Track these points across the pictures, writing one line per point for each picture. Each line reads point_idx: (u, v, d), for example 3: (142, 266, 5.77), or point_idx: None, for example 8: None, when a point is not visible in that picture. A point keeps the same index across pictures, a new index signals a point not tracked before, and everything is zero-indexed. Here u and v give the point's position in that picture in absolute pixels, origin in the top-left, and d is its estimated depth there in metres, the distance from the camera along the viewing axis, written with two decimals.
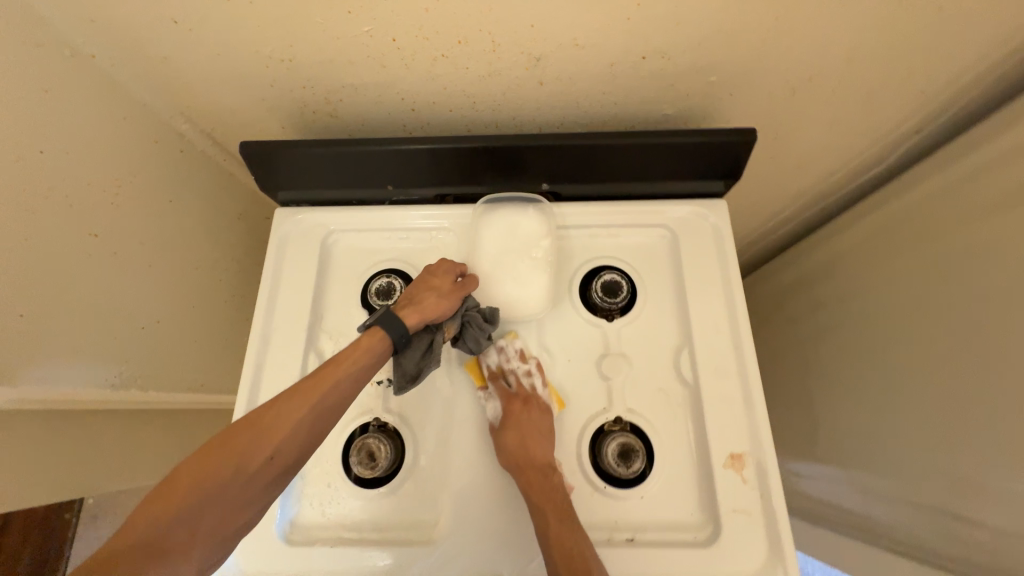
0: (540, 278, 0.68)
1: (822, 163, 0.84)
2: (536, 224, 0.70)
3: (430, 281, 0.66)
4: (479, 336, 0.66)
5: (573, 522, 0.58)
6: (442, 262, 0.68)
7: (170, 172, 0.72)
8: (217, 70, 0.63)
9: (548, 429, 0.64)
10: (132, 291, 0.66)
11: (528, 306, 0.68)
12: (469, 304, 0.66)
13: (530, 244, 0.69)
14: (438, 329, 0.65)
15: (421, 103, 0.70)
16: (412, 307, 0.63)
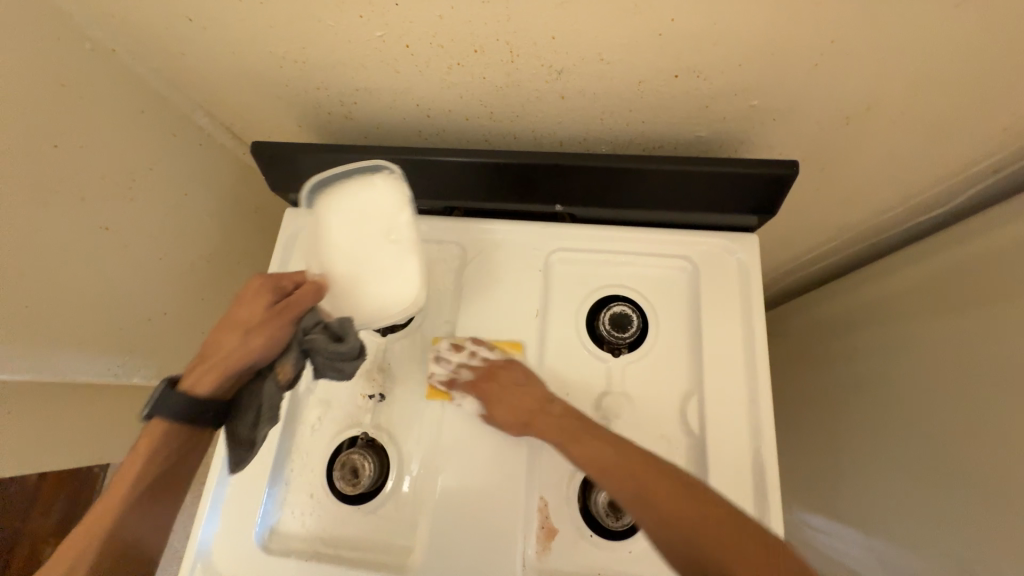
0: (402, 261, 0.57)
1: (874, 198, 0.76)
2: (393, 194, 0.58)
3: (239, 319, 0.57)
4: (331, 361, 0.57)
5: (597, 374, 0.60)
6: (254, 285, 0.58)
7: (186, 165, 0.73)
8: (233, 67, 0.63)
9: (555, 304, 0.66)
10: (141, 281, 0.68)
11: (395, 298, 0.57)
12: (304, 326, 0.57)
13: (389, 223, 0.57)
14: (272, 369, 0.57)
15: (436, 110, 0.67)
16: (216, 363, 0.55)
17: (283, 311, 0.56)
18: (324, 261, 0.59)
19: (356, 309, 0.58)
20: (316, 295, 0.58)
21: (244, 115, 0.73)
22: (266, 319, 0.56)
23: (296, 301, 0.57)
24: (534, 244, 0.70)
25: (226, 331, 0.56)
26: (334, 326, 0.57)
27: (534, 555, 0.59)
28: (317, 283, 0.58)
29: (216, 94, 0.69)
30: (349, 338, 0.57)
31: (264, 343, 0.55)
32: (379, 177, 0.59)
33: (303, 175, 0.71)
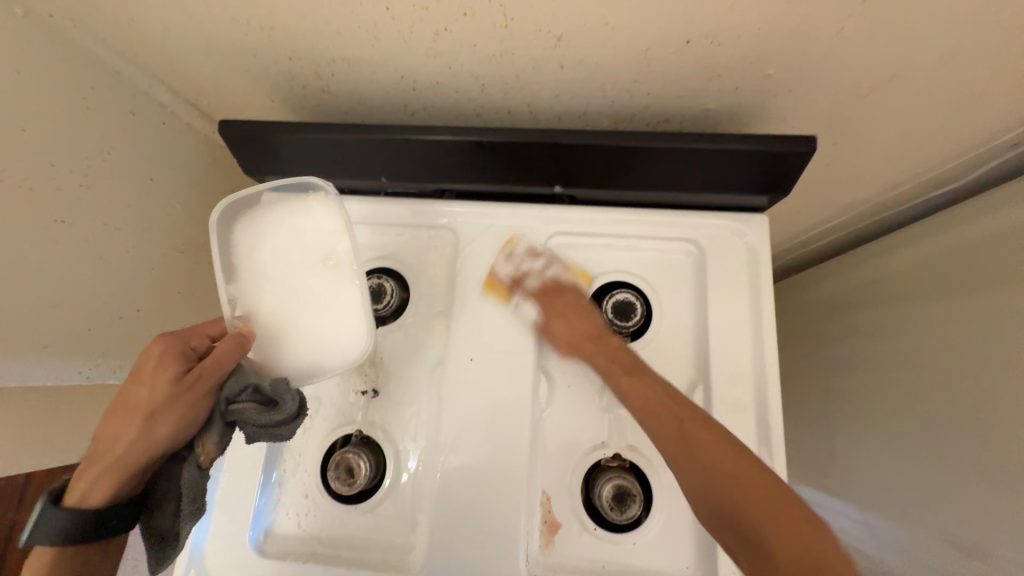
0: (346, 292, 0.58)
1: (885, 173, 0.72)
2: (331, 216, 0.59)
3: (137, 401, 0.48)
4: (261, 430, 0.52)
5: (642, 371, 0.58)
6: (150, 358, 0.50)
7: (149, 147, 0.66)
8: (190, 35, 0.56)
9: (584, 303, 0.63)
10: (108, 276, 0.63)
11: (341, 337, 0.58)
12: (226, 395, 0.51)
13: (329, 250, 0.59)
14: (193, 450, 0.51)
15: (423, 82, 0.61)
16: (118, 459, 0.47)
17: (195, 383, 0.49)
18: (254, 297, 0.58)
19: (292, 348, 0.58)
20: (237, 352, 0.52)
21: (210, 90, 0.66)
22: (175, 397, 0.49)
23: (210, 367, 0.50)
24: (531, 229, 0.66)
25: (122, 417, 0.48)
26: (266, 389, 0.52)
27: (537, 549, 0.58)
28: (239, 337, 0.53)
29: (176, 66, 0.62)
30: (283, 401, 0.52)
31: (177, 424, 0.49)
32: (315, 200, 0.59)
33: (280, 156, 0.65)
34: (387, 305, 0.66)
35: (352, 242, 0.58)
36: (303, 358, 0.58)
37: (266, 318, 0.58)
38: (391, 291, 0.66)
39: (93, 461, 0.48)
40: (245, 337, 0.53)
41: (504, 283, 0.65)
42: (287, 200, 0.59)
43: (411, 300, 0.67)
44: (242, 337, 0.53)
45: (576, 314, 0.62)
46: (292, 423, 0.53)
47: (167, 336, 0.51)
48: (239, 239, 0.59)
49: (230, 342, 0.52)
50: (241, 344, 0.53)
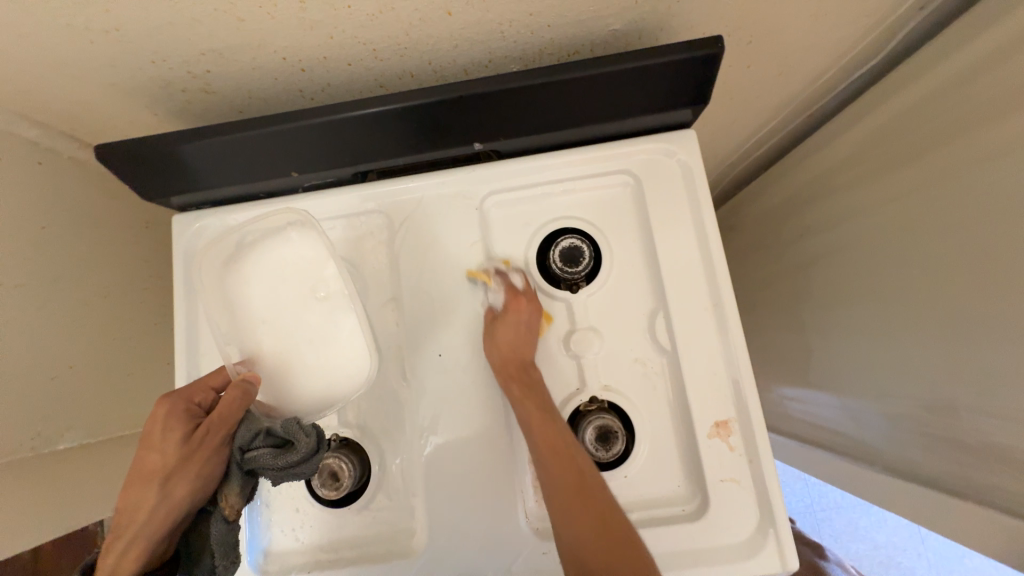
0: (344, 318, 0.58)
1: (805, 65, 0.72)
2: (311, 245, 0.58)
3: (153, 466, 0.50)
4: (281, 472, 0.51)
5: (555, 416, 0.56)
6: (157, 421, 0.51)
7: (31, 192, 0.61)
8: (32, 56, 0.50)
9: (532, 333, 0.59)
10: (26, 338, 0.58)
11: (348, 360, 0.57)
12: (240, 445, 0.52)
13: (318, 280, 0.58)
14: (217, 503, 0.53)
15: (310, 60, 0.56)
16: (145, 525, 0.49)
17: (205, 438, 0.51)
18: (255, 338, 0.58)
19: (302, 385, 0.58)
20: (242, 400, 0.53)
21: (81, 115, 0.60)
22: (187, 455, 0.50)
23: (218, 420, 0.52)
24: (463, 193, 0.64)
25: (141, 484, 0.50)
26: (277, 431, 0.51)
27: (533, 504, 0.58)
28: (243, 383, 0.53)
29: (30, 95, 0.55)
30: (297, 440, 0.51)
31: (196, 480, 0.51)
32: (293, 229, 0.58)
33: (175, 171, 0.60)
34: None
35: (337, 270, 0.57)
36: (314, 395, 0.58)
37: (270, 360, 0.58)
38: None
39: (119, 532, 0.49)
40: (250, 384, 0.53)
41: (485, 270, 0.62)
42: (265, 234, 0.59)
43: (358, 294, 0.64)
44: (247, 384, 0.53)
45: (523, 334, 0.59)
46: (311, 460, 0.51)
47: (171, 397, 0.53)
48: (228, 279, 0.59)
49: (233, 391, 0.53)
50: (246, 392, 0.53)
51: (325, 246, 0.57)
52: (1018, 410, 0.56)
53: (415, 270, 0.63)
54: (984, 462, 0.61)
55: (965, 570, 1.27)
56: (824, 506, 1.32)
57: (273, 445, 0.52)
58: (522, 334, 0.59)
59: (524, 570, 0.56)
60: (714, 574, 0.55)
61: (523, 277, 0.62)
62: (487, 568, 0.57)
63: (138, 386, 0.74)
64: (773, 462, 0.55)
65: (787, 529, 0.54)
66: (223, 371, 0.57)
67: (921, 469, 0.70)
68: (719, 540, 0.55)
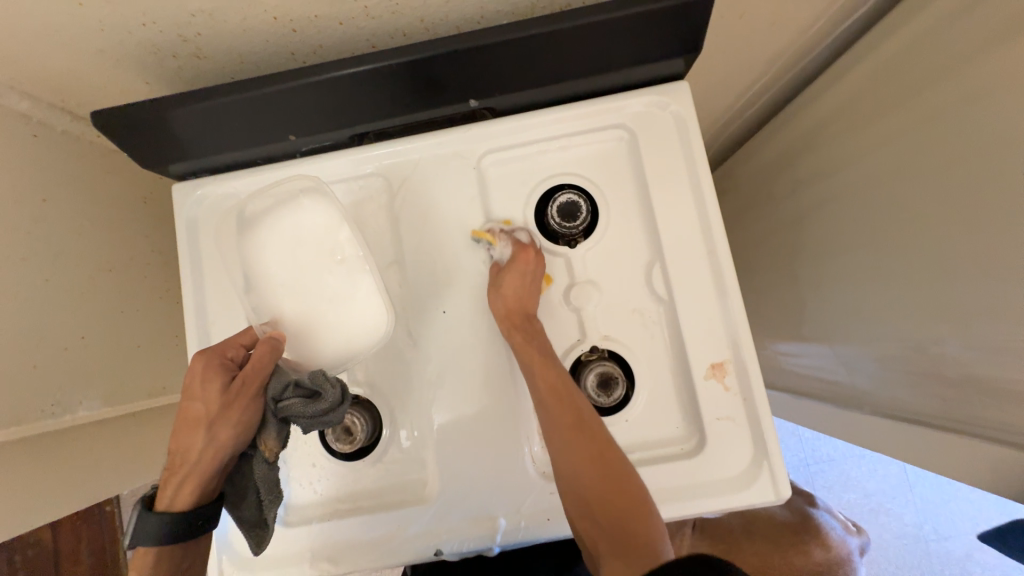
0: (359, 279, 0.58)
1: (797, 15, 0.71)
2: (324, 210, 0.59)
3: (196, 414, 0.53)
4: (313, 420, 0.54)
5: (555, 364, 0.58)
6: (196, 371, 0.54)
7: (29, 166, 0.61)
8: (18, 21, 0.49)
9: (536, 287, 0.61)
10: (37, 311, 0.59)
11: (371, 317, 0.59)
12: (273, 395, 0.54)
13: (331, 243, 0.58)
14: (258, 447, 0.55)
15: (300, 20, 0.56)
16: (196, 465, 0.52)
17: (242, 387, 0.53)
18: (275, 303, 0.59)
19: (322, 344, 0.59)
20: (272, 354, 0.55)
21: (72, 85, 0.60)
22: (227, 403, 0.53)
23: (251, 372, 0.54)
24: (459, 152, 0.65)
25: (188, 430, 0.53)
26: (306, 382, 0.54)
27: (540, 449, 0.61)
28: (271, 340, 0.55)
29: (19, 65, 0.55)
30: (324, 390, 0.53)
31: (238, 426, 0.53)
32: (304, 197, 0.59)
33: (175, 137, 0.60)
34: None
35: (351, 233, 0.57)
36: (336, 352, 0.59)
37: (290, 322, 0.59)
38: None
39: (173, 471, 0.53)
40: (277, 340, 0.56)
41: (489, 232, 0.63)
42: (280, 201, 0.60)
43: None
44: (273, 339, 0.55)
45: (530, 286, 0.60)
46: (337, 410, 0.53)
47: (206, 352, 0.55)
48: (245, 245, 0.60)
49: (263, 347, 0.55)
50: (275, 347, 0.55)
51: (337, 211, 0.58)
52: (1001, 343, 0.58)
53: (416, 231, 0.64)
54: (968, 395, 0.64)
55: (950, 513, 1.34)
56: (816, 459, 1.37)
57: (303, 396, 0.54)
58: (526, 285, 0.60)
59: (533, 509, 0.59)
60: (712, 505, 0.58)
61: (528, 234, 0.63)
62: (499, 509, 0.60)
63: (150, 358, 0.76)
64: (765, 399, 0.58)
65: (781, 461, 0.57)
66: (250, 331, 0.58)
67: (908, 407, 0.74)
68: (716, 473, 0.58)
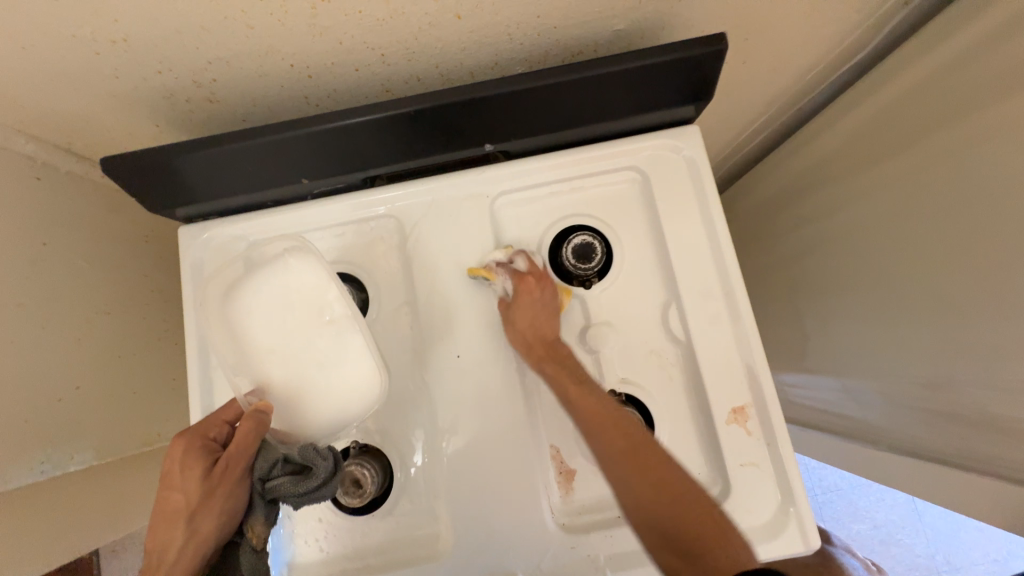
0: (350, 342, 0.55)
1: (796, 61, 0.74)
2: (310, 269, 0.56)
3: (176, 505, 0.50)
4: (302, 499, 0.51)
5: (589, 384, 0.57)
6: (176, 457, 0.51)
7: (31, 208, 0.59)
8: (32, 68, 0.49)
9: (552, 309, 0.60)
10: (31, 359, 0.57)
11: (361, 386, 0.55)
12: (259, 475, 0.52)
13: (320, 303, 0.55)
14: (245, 533, 0.52)
15: (317, 66, 0.56)
16: (175, 564, 0.49)
17: (224, 474, 0.50)
18: (262, 368, 0.56)
19: (312, 412, 0.56)
20: (258, 430, 0.51)
21: (81, 128, 0.59)
22: (209, 491, 0.50)
23: (234, 453, 0.50)
24: (474, 194, 0.64)
25: (166, 524, 0.50)
26: (295, 458, 0.52)
27: (558, 500, 0.59)
28: (256, 414, 0.52)
29: (29, 109, 0.54)
30: (315, 465, 0.51)
31: (222, 515, 0.50)
32: (291, 256, 0.56)
33: (182, 185, 0.59)
34: None
35: (340, 292, 0.54)
36: (327, 419, 0.56)
37: (278, 388, 0.56)
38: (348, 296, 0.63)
39: (150, 573, 0.49)
40: (264, 413, 0.52)
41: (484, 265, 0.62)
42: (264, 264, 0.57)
43: (372, 301, 0.64)
44: (259, 413, 0.52)
45: (544, 312, 0.60)
46: (330, 484, 0.52)
47: (186, 434, 0.52)
48: (235, 303, 0.57)
49: (248, 422, 0.51)
50: (261, 421, 0.52)
51: (324, 269, 0.55)
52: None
53: (429, 272, 0.63)
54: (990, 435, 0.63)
55: (961, 544, 1.32)
56: (824, 489, 1.35)
57: (292, 472, 0.52)
58: (541, 312, 0.60)
59: (553, 565, 0.57)
60: None
61: (526, 258, 0.61)
62: (517, 565, 0.57)
63: (146, 403, 0.72)
64: (790, 444, 0.57)
65: (809, 509, 0.56)
66: (234, 405, 0.55)
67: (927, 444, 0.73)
68: (742, 523, 0.57)
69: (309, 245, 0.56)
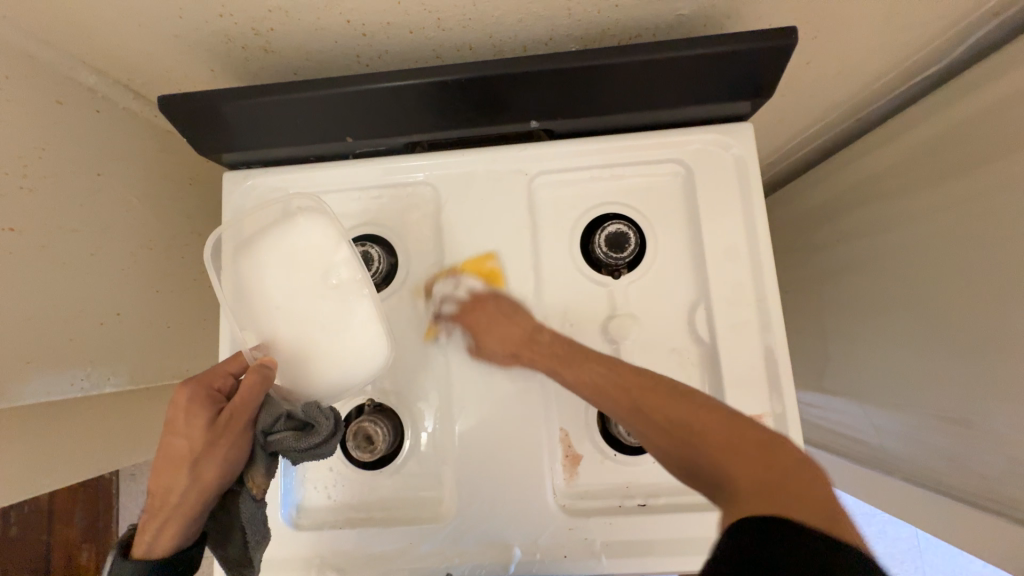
0: (357, 302, 0.56)
1: (865, 67, 0.70)
2: (321, 228, 0.57)
3: (180, 451, 0.49)
4: (304, 454, 0.53)
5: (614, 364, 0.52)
6: (178, 404, 0.50)
7: (90, 140, 0.61)
8: (102, 0, 0.50)
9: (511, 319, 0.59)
10: (81, 283, 0.59)
11: (364, 349, 0.56)
12: (262, 428, 0.52)
13: (328, 262, 0.57)
14: (245, 483, 0.53)
15: (373, 25, 0.56)
16: (178, 509, 0.49)
17: (230, 424, 0.50)
18: (270, 324, 0.57)
19: (314, 372, 0.56)
20: (263, 385, 0.51)
21: (142, 66, 0.60)
22: (214, 440, 0.49)
23: (240, 406, 0.50)
24: (513, 169, 0.64)
25: (170, 468, 0.49)
26: (299, 415, 0.53)
27: (561, 482, 0.60)
28: (262, 368, 0.51)
29: (95, 42, 0.56)
30: (318, 422, 0.53)
31: (225, 464, 0.50)
32: (304, 215, 0.58)
33: (229, 130, 0.60)
34: (377, 272, 0.64)
35: (348, 252, 0.56)
36: (329, 381, 0.57)
37: (283, 346, 0.56)
38: (379, 258, 0.64)
39: (152, 513, 0.49)
40: (269, 368, 0.52)
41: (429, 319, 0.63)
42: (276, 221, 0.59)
43: (400, 265, 0.65)
44: (265, 368, 0.51)
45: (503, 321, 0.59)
46: (331, 440, 0.54)
47: (191, 382, 0.51)
48: (249, 259, 0.58)
49: (252, 376, 0.51)
50: (266, 377, 0.51)
51: (335, 228, 0.57)
52: None
53: (462, 242, 0.63)
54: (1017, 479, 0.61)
55: None
56: None
57: (294, 428, 0.53)
58: (501, 316, 0.60)
59: (550, 543, 0.58)
60: None
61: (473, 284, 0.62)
62: (515, 538, 0.58)
63: (180, 340, 0.76)
64: None
65: None
66: (239, 357, 0.55)
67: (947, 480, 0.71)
68: None
69: (319, 202, 0.58)
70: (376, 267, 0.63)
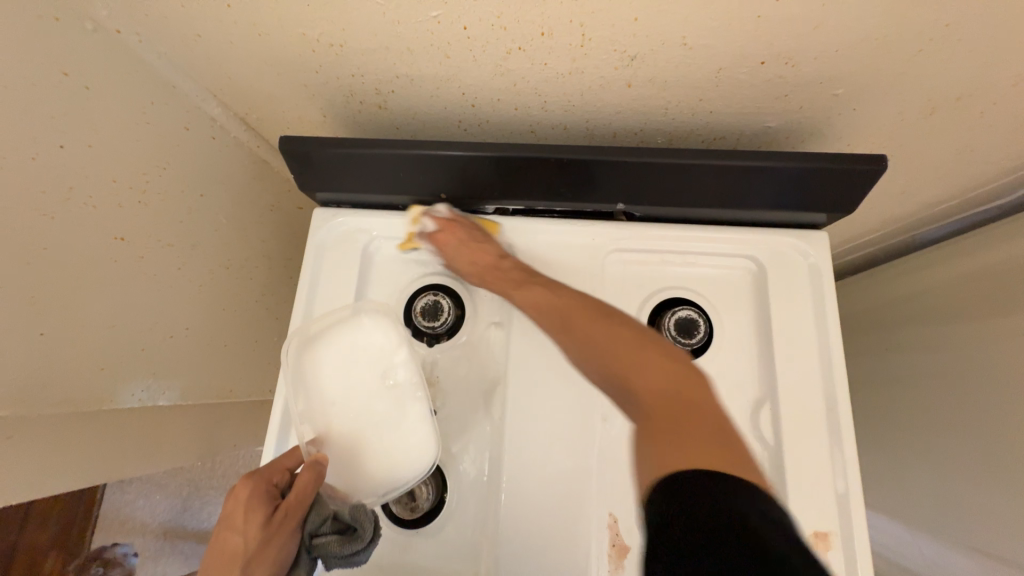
0: (411, 404, 0.58)
1: (929, 191, 0.73)
2: (386, 330, 0.60)
3: (232, 550, 0.47)
4: (343, 559, 0.53)
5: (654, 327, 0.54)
6: (239, 497, 0.49)
7: (202, 162, 0.65)
8: (251, 50, 0.55)
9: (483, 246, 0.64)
10: (158, 295, 0.61)
11: (413, 453, 0.57)
12: (309, 530, 0.52)
13: (389, 363, 0.59)
14: None
15: (483, 99, 0.61)
16: None
17: (285, 519, 0.48)
18: (324, 419, 0.58)
19: (366, 469, 0.57)
20: (316, 482, 0.51)
21: (262, 105, 0.65)
22: (268, 538, 0.47)
23: (296, 500, 0.49)
24: (593, 243, 0.66)
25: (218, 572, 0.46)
26: (345, 516, 0.53)
27: None
28: (316, 465, 0.52)
29: (231, 80, 0.61)
30: (363, 526, 0.53)
31: (273, 567, 0.47)
32: (370, 316, 0.60)
33: (335, 173, 0.64)
34: (444, 323, 0.65)
35: (409, 354, 0.59)
36: (376, 479, 0.57)
37: (338, 441, 0.57)
38: (448, 310, 0.65)
39: None
40: (323, 464, 0.52)
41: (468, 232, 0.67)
42: (344, 318, 0.61)
43: (467, 319, 0.66)
44: (319, 464, 0.52)
45: (463, 248, 0.64)
46: (372, 546, 0.53)
47: (254, 476, 0.51)
48: (311, 352, 0.60)
49: (307, 472, 0.51)
50: (320, 472, 0.52)
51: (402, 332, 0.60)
52: None
53: None
54: None
55: None
56: None
57: (337, 531, 0.53)
58: (466, 248, 0.64)
59: None
60: None
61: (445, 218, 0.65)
62: None
63: (228, 360, 0.76)
64: None
65: None
66: (296, 451, 0.55)
67: None
68: None
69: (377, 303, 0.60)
70: (444, 318, 0.64)
